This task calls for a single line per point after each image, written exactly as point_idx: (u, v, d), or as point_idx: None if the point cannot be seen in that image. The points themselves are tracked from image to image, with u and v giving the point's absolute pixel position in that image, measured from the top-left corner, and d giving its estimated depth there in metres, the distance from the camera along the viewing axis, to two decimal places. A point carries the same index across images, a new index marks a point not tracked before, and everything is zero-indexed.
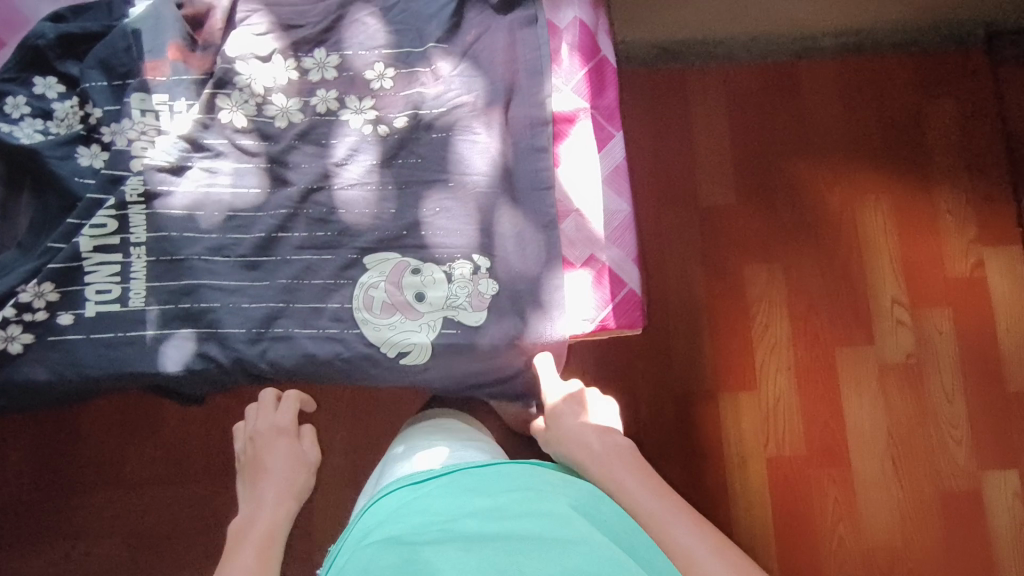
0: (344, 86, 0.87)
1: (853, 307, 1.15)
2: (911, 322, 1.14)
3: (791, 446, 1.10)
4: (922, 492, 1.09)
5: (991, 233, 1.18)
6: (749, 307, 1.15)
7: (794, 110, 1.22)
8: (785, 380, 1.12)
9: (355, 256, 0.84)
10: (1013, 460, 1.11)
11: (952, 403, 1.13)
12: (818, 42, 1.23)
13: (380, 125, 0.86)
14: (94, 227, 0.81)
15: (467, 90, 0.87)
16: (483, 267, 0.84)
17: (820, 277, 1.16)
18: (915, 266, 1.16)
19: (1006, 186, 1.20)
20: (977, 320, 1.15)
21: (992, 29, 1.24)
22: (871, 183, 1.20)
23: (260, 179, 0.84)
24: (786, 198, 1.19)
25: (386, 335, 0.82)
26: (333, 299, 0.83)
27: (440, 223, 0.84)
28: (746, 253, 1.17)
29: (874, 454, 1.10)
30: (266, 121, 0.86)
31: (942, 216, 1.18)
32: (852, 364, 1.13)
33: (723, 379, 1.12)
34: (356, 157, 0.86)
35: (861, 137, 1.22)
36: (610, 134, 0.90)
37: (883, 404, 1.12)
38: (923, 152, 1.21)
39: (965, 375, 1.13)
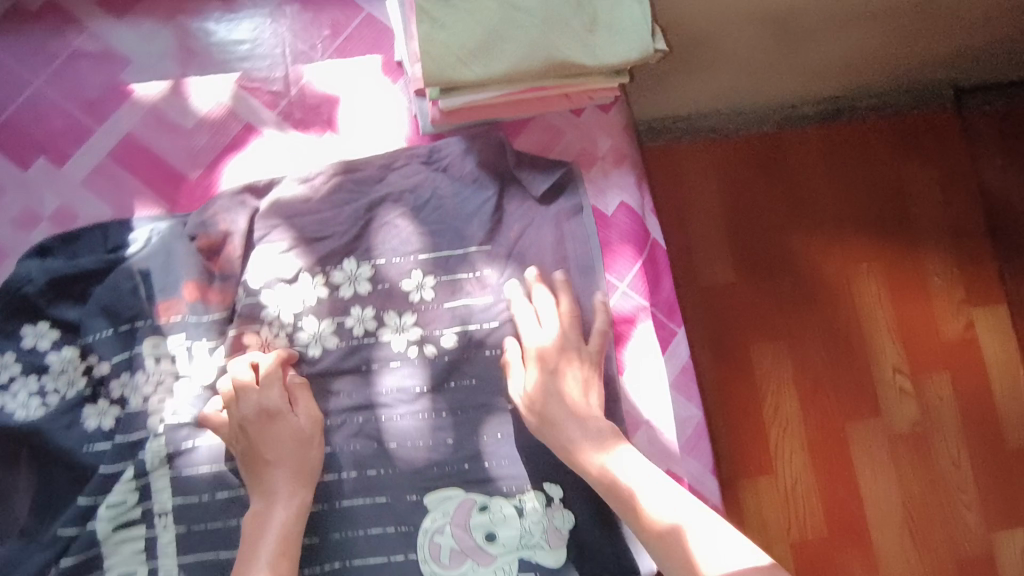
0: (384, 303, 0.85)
1: (858, 381, 1.15)
2: (913, 390, 1.16)
3: (814, 520, 1.10)
4: (942, 563, 1.11)
5: (977, 292, 1.21)
6: (758, 388, 1.14)
7: (784, 181, 1.21)
8: (799, 462, 1.12)
9: (414, 497, 0.80)
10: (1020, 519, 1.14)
11: (956, 466, 1.14)
12: (796, 109, 1.21)
13: (428, 344, 0.84)
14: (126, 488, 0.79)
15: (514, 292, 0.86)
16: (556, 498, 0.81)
17: (824, 352, 1.16)
18: (911, 332, 1.18)
19: (989, 244, 1.22)
20: (974, 382, 1.17)
21: (959, 87, 1.25)
22: (864, 250, 1.20)
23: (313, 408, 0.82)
24: (783, 269, 1.18)
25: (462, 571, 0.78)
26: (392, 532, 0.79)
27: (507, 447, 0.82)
28: (751, 333, 1.15)
29: (891, 525, 1.12)
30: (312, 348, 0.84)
31: (931, 281, 1.20)
32: (862, 437, 1.14)
33: (740, 465, 1.11)
34: (403, 384, 0.83)
35: (851, 204, 1.21)
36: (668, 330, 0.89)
37: (893, 473, 1.13)
38: (907, 215, 1.22)
39: (968, 438, 1.15)
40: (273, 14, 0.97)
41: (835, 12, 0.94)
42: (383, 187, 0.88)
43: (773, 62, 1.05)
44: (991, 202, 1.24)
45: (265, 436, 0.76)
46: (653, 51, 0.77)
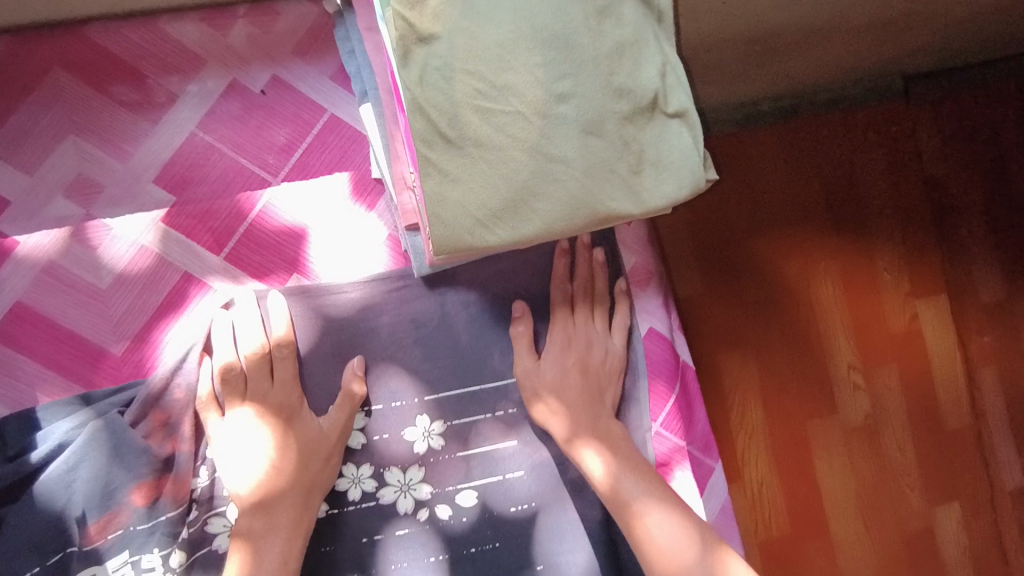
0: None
1: (818, 381, 1.18)
2: (865, 385, 1.19)
3: (780, 514, 1.15)
4: (892, 542, 1.19)
5: (922, 285, 1.24)
6: (725, 398, 1.14)
7: (746, 183, 1.18)
8: (764, 464, 1.15)
9: None
10: (956, 494, 1.23)
11: (902, 451, 1.21)
12: (755, 107, 1.17)
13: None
14: None
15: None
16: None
17: (786, 356, 1.17)
18: (865, 330, 1.21)
19: (931, 236, 1.26)
20: (919, 372, 1.22)
21: (907, 76, 1.24)
22: (821, 250, 1.20)
23: None
24: (745, 274, 1.16)
25: None
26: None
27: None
28: (718, 343, 1.15)
29: (847, 513, 1.18)
30: None
31: (880, 276, 1.22)
32: (821, 435, 1.17)
33: None
34: (416, 553, 0.90)
35: (808, 203, 1.20)
36: None
37: (849, 466, 1.18)
38: (857, 211, 1.23)
39: (913, 425, 1.22)
40: (203, 128, 0.93)
41: (814, 31, 0.88)
42: (371, 325, 0.93)
43: (748, 70, 1.01)
44: (933, 194, 1.26)
45: (282, 441, 0.85)
46: (703, 184, 0.70)
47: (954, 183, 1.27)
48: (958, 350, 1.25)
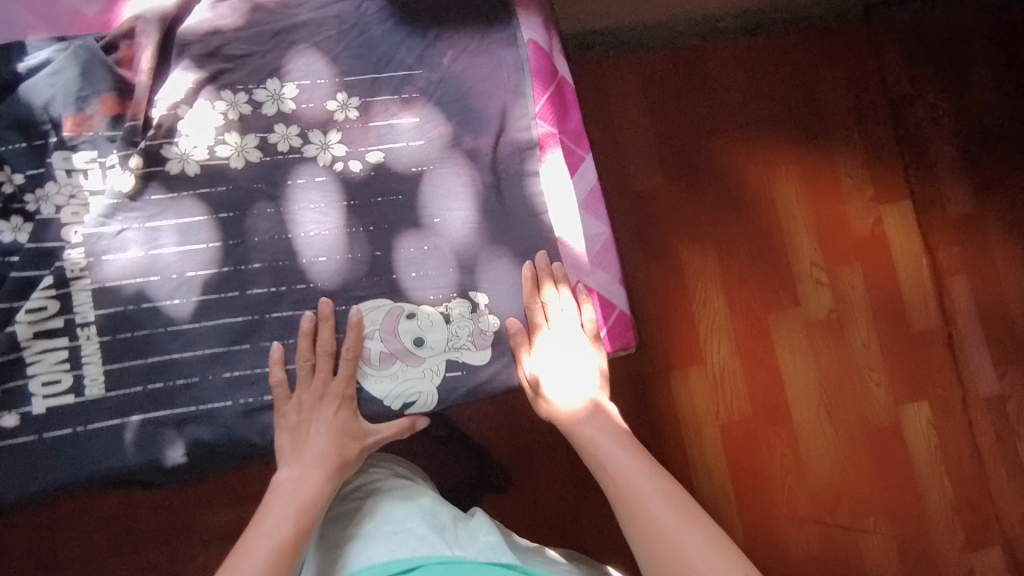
0: (256, 73, 0.52)
1: (780, 277, 0.90)
2: (831, 282, 0.90)
3: (740, 405, 0.87)
4: (851, 437, 0.88)
5: (890, 177, 0.93)
6: (683, 294, 0.88)
7: (695, 67, 0.91)
8: (727, 349, 0.88)
9: (342, 305, 0.51)
10: (922, 391, 0.90)
11: (870, 349, 0.90)
12: (719, 23, 0.91)
13: (274, 123, 0.52)
14: (28, 312, 0.47)
15: (445, 114, 0.54)
16: (484, 305, 0.53)
17: (748, 252, 0.89)
18: (833, 223, 0.91)
19: (893, 137, 0.93)
20: (884, 285, 0.91)
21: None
22: (779, 142, 0.92)
23: (214, 230, 0.50)
24: (698, 165, 0.90)
25: (391, 389, 0.51)
26: (226, 372, 0.49)
27: (433, 277, 0.52)
28: (681, 235, 0.89)
29: (830, 448, 0.88)
30: (211, 166, 0.50)
31: (838, 185, 0.92)
32: (787, 339, 0.89)
33: (671, 356, 0.87)
34: None
35: (759, 92, 0.92)
36: (582, 156, 0.57)
37: (815, 366, 0.89)
38: (818, 116, 0.93)
39: (893, 340, 0.90)
40: None
41: None
42: None
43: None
44: (898, 104, 0.94)
45: None
46: None
47: (933, 96, 0.94)
48: (926, 263, 0.92)
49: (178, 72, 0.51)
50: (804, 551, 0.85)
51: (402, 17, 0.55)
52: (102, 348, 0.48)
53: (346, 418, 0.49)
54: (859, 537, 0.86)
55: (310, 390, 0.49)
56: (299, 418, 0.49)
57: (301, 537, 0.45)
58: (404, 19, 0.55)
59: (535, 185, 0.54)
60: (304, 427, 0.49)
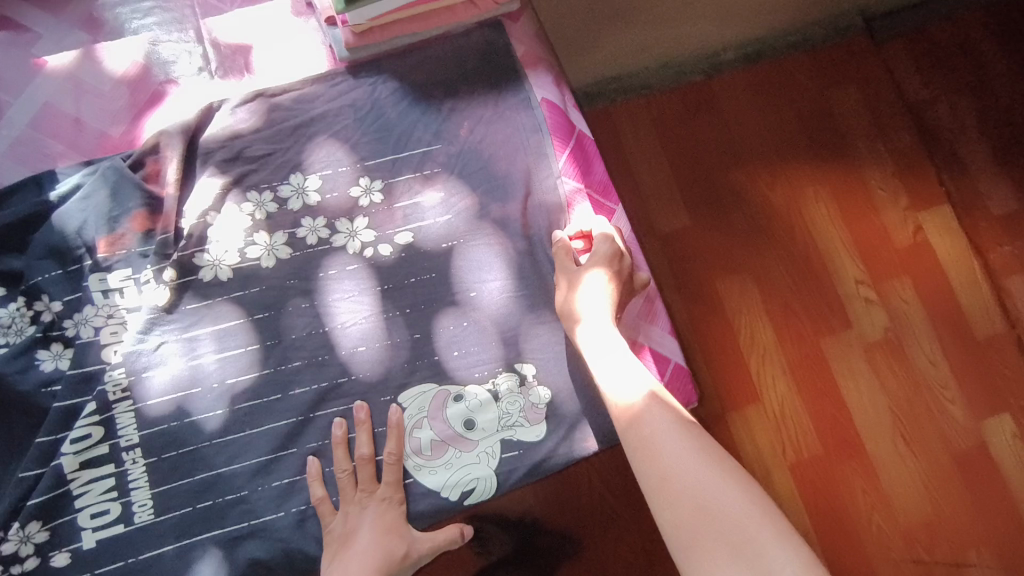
0: (280, 170, 0.52)
1: (824, 298, 0.80)
2: (882, 300, 0.80)
3: (809, 445, 0.77)
4: (936, 465, 0.77)
5: (924, 178, 0.84)
6: (721, 335, 0.79)
7: (695, 96, 0.84)
8: (784, 384, 0.78)
9: (387, 396, 0.49)
10: (1003, 401, 0.79)
11: (938, 366, 0.79)
12: (721, 56, 0.85)
13: (301, 218, 0.51)
14: (73, 442, 0.46)
15: (469, 186, 0.53)
16: (532, 376, 0.50)
17: (785, 279, 0.81)
18: (871, 235, 0.82)
19: (920, 141, 0.85)
20: (939, 298, 0.81)
21: (867, 11, 0.87)
22: (799, 158, 0.84)
23: (251, 333, 0.49)
24: (717, 196, 0.82)
25: (446, 479, 0.48)
26: (274, 481, 0.47)
27: (477, 354, 0.50)
28: (713, 273, 0.80)
29: (914, 483, 0.76)
30: (243, 269, 0.50)
31: (869, 197, 0.83)
32: (842, 369, 0.79)
33: (716, 406, 0.77)
34: None
35: (767, 111, 0.85)
36: (612, 208, 0.55)
37: (883, 394, 0.78)
38: (835, 128, 0.85)
39: (959, 350, 0.80)
40: None
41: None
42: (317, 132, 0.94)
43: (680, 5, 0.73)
44: (918, 110, 0.86)
45: None
46: None
47: (950, 94, 0.86)
48: (978, 266, 0.82)
49: (204, 179, 0.51)
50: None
51: (415, 96, 0.54)
52: (148, 471, 0.46)
53: (393, 516, 0.46)
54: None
55: (356, 497, 0.46)
56: (347, 526, 0.45)
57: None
58: (418, 98, 0.54)
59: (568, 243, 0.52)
60: (349, 533, 0.45)
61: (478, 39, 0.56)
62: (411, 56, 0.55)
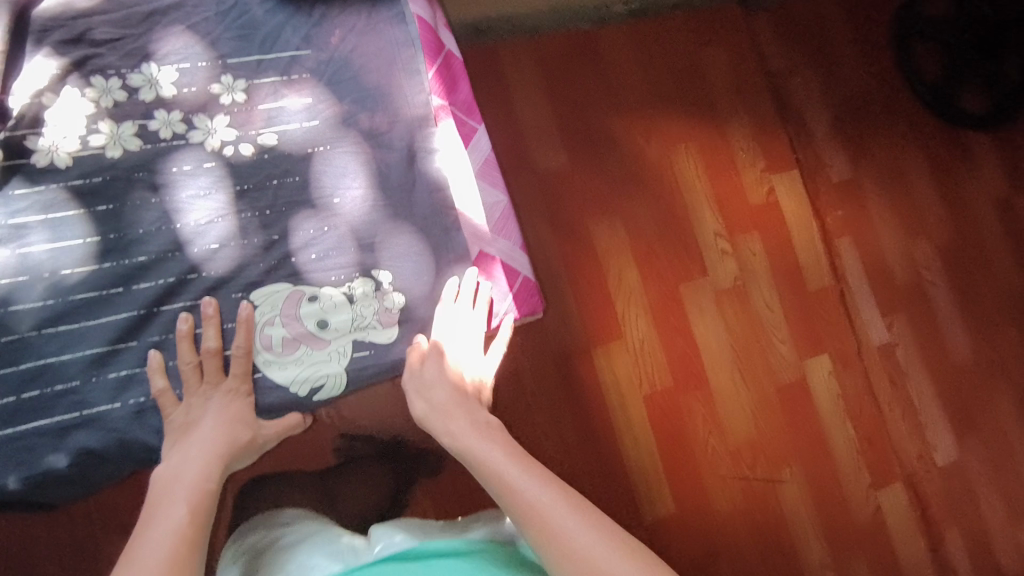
0: (129, 57, 0.49)
1: (683, 246, 0.88)
2: (734, 250, 0.89)
3: (660, 373, 0.85)
4: (764, 396, 0.88)
5: (780, 144, 0.93)
6: (591, 271, 0.85)
7: (583, 48, 0.88)
8: (644, 321, 0.85)
9: (240, 295, 0.49)
10: (824, 344, 0.91)
11: (774, 311, 0.90)
12: (608, 11, 0.89)
13: (152, 110, 0.49)
14: None
15: (336, 94, 0.53)
16: (387, 283, 0.52)
17: (647, 223, 0.87)
18: (731, 194, 0.90)
19: (778, 110, 0.94)
20: (780, 251, 0.91)
21: None
22: (671, 116, 0.90)
23: (89, 224, 0.47)
24: (596, 146, 0.87)
25: (295, 374, 0.49)
26: (112, 373, 0.46)
27: (334, 257, 0.51)
28: (587, 217, 0.85)
29: (744, 409, 0.87)
30: (83, 157, 0.47)
31: (731, 157, 0.91)
32: (692, 308, 0.87)
33: (581, 337, 0.83)
34: None
35: (647, 69, 0.90)
36: (474, 127, 0.57)
37: (726, 331, 0.88)
38: (706, 91, 0.91)
39: (794, 296, 0.90)
40: None
41: None
42: None
43: None
44: (779, 84, 0.94)
45: None
46: None
47: (806, 70, 0.95)
48: (814, 223, 0.92)
49: (37, 58, 0.47)
50: (729, 506, 0.84)
51: None
52: None
53: (238, 405, 0.47)
54: (778, 489, 0.86)
55: (199, 389, 0.47)
56: (190, 417, 0.46)
57: (201, 519, 0.39)
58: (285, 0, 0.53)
59: (436, 157, 0.54)
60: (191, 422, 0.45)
61: None
62: None
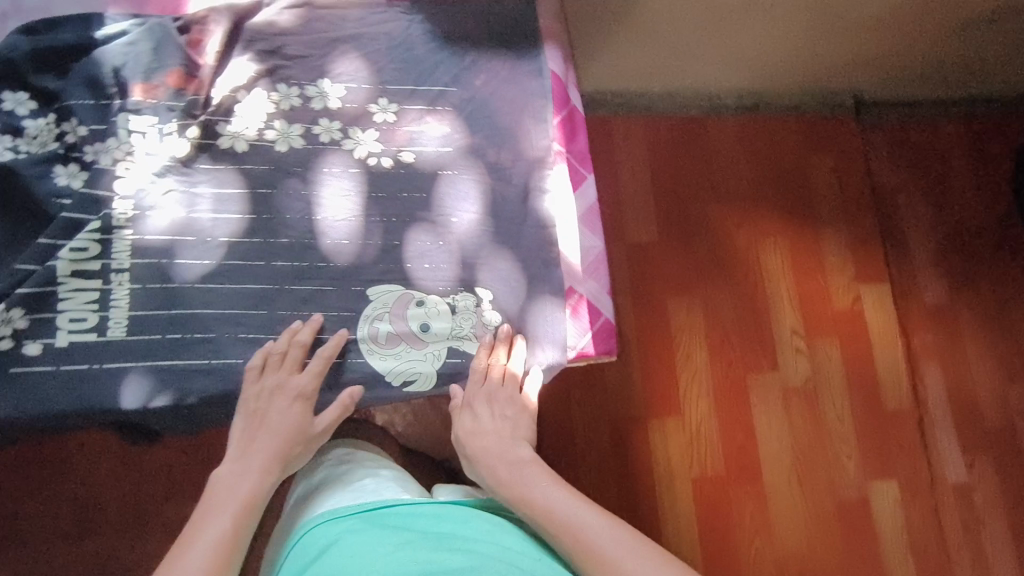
0: (310, 72, 0.58)
1: (758, 337, 0.88)
2: (810, 352, 0.89)
3: (714, 460, 0.84)
4: (821, 508, 0.85)
5: (873, 256, 0.93)
6: (664, 342, 0.87)
7: (691, 135, 0.93)
8: (706, 404, 0.86)
9: (356, 287, 0.55)
10: (893, 468, 0.87)
11: (844, 422, 0.87)
12: (720, 101, 0.94)
13: (319, 117, 0.57)
14: (71, 251, 0.51)
15: (470, 128, 0.59)
16: (487, 301, 0.56)
17: (726, 306, 0.89)
18: (813, 295, 0.91)
19: (876, 223, 0.94)
20: (858, 361, 0.89)
21: (859, 98, 0.97)
22: (765, 211, 0.92)
23: (248, 203, 0.55)
24: (686, 227, 0.90)
25: (393, 366, 0.54)
26: (240, 332, 0.53)
27: (444, 269, 0.56)
28: (667, 290, 0.88)
29: (799, 518, 0.84)
30: (258, 146, 0.56)
31: (821, 262, 0.92)
32: (759, 400, 0.87)
33: (642, 404, 0.84)
34: None
35: (749, 163, 0.93)
36: (585, 174, 0.62)
37: (790, 432, 0.86)
38: (805, 194, 0.93)
39: (866, 409, 0.88)
40: None
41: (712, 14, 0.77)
42: None
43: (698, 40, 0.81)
44: (881, 198, 0.95)
45: None
46: None
47: (910, 189, 0.96)
48: (900, 343, 0.91)
49: (241, 60, 0.57)
50: None
51: (445, 43, 0.61)
52: (131, 295, 0.51)
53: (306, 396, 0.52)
54: None
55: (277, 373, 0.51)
56: (261, 402, 0.50)
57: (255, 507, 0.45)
58: (444, 44, 0.61)
59: (548, 197, 0.59)
60: (261, 412, 0.50)
61: (508, 8, 0.63)
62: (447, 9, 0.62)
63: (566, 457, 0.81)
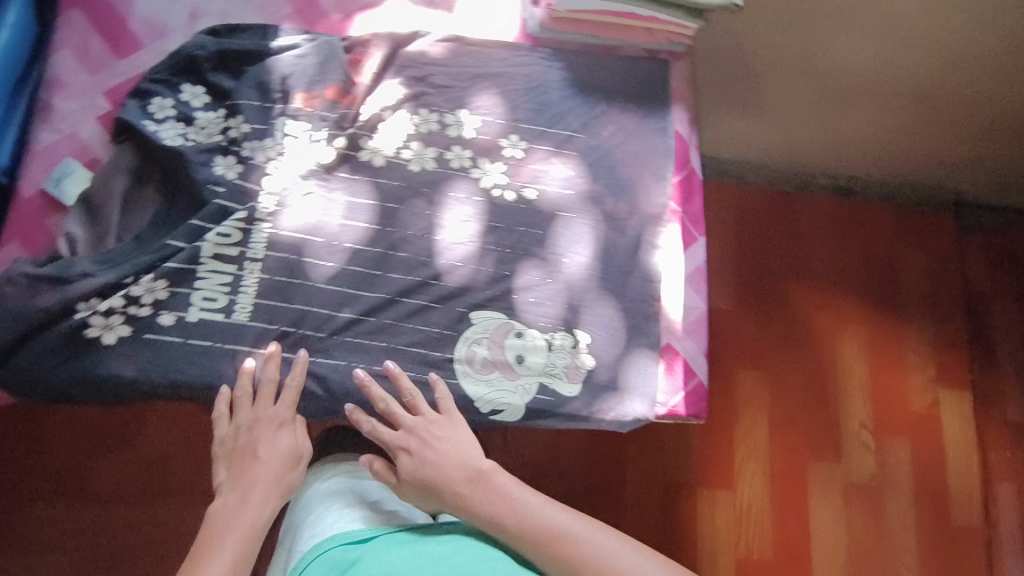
0: (450, 102, 0.61)
1: (826, 425, 0.85)
2: (879, 451, 0.85)
3: (763, 546, 0.80)
4: None
5: (958, 362, 0.89)
6: (732, 410, 0.85)
7: (785, 208, 0.92)
8: (761, 484, 0.82)
9: (462, 310, 0.57)
10: None
11: (907, 530, 0.83)
12: (815, 179, 0.93)
13: (452, 144, 0.60)
14: (217, 235, 0.55)
15: (592, 175, 0.61)
16: (584, 344, 0.57)
17: (799, 387, 0.86)
18: (885, 392, 0.87)
19: (965, 328, 0.91)
20: (929, 468, 0.85)
21: (958, 196, 0.95)
22: (848, 297, 0.90)
23: (375, 215, 0.58)
24: (766, 300, 0.89)
25: (484, 393, 0.55)
26: (350, 334, 0.55)
27: (548, 306, 0.58)
28: (738, 361, 0.86)
29: None
30: (394, 164, 0.59)
31: (902, 359, 0.89)
32: (822, 489, 0.83)
33: (699, 471, 0.82)
34: None
35: (841, 245, 0.92)
36: (695, 238, 0.62)
37: (847, 529, 0.82)
38: (894, 285, 0.91)
39: (932, 521, 0.83)
40: None
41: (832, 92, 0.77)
42: None
43: (809, 114, 0.82)
44: (973, 304, 0.91)
45: None
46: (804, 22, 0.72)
47: (1007, 297, 0.92)
48: (979, 457, 0.86)
49: (393, 83, 0.61)
50: None
51: (580, 91, 0.64)
52: (260, 283, 0.55)
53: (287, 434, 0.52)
54: None
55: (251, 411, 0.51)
56: (246, 440, 0.51)
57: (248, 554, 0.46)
58: (579, 93, 0.64)
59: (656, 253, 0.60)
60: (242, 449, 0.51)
61: (645, 67, 0.65)
62: (586, 60, 0.65)
63: (616, 511, 0.79)
